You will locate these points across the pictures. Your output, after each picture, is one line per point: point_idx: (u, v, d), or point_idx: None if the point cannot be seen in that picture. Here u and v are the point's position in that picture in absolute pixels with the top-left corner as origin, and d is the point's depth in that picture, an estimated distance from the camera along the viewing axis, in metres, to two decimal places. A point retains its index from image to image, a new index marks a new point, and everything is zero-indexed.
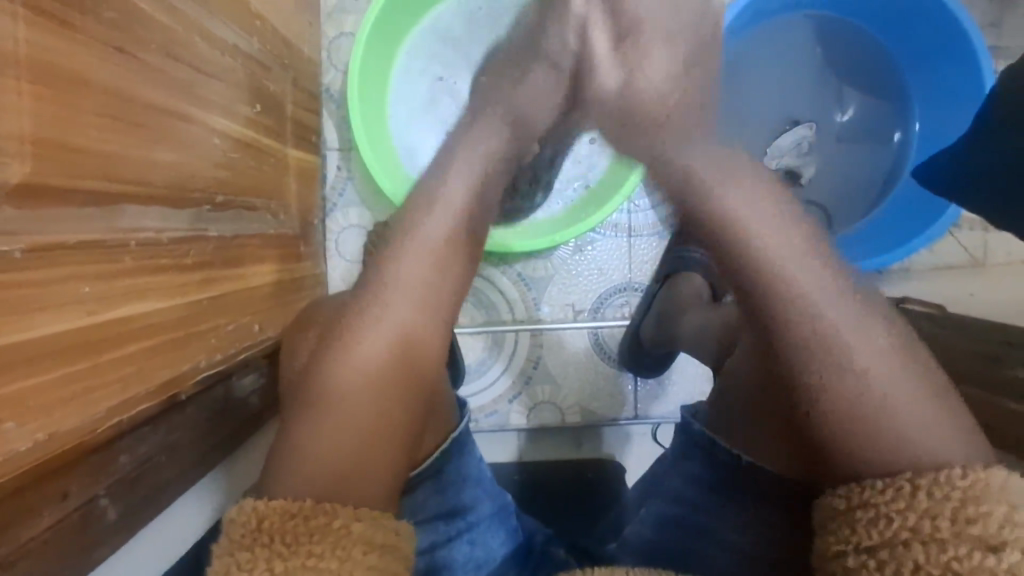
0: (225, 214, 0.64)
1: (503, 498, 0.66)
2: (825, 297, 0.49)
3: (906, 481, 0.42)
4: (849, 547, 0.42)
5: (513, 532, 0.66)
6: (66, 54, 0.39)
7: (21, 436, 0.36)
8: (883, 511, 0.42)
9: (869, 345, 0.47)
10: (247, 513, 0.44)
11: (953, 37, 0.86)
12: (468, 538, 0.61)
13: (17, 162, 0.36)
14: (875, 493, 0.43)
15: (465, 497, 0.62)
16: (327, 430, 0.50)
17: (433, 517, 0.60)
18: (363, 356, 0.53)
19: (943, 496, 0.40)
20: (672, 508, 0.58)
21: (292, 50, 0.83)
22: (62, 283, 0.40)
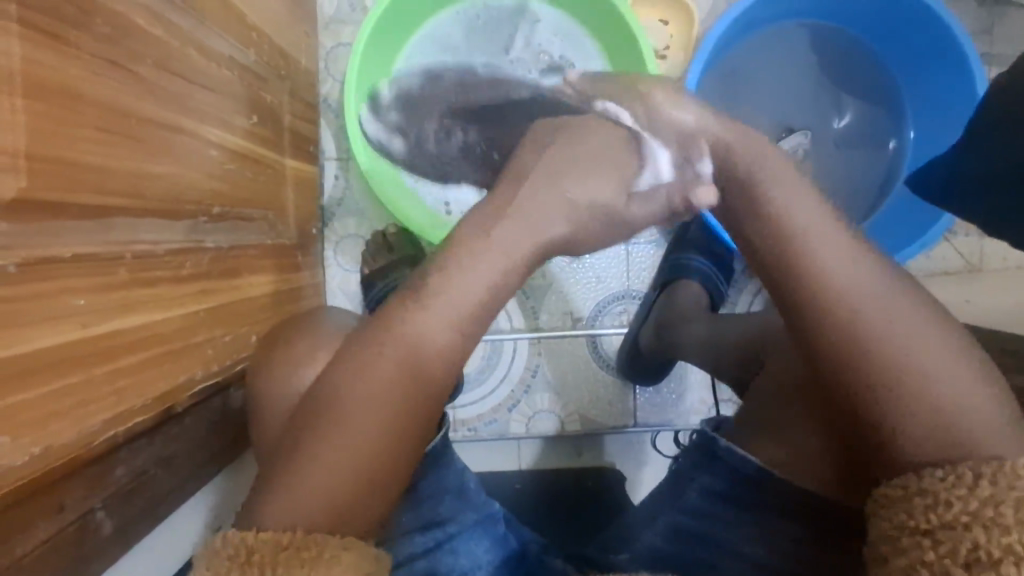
0: (222, 225, 0.64)
1: (489, 506, 0.64)
2: (875, 309, 0.45)
3: (968, 469, 0.40)
4: (904, 531, 0.41)
5: (501, 539, 0.63)
6: (61, 69, 0.39)
7: (18, 451, 0.36)
8: (943, 496, 0.40)
9: (930, 354, 0.43)
10: (233, 546, 0.42)
11: (944, 42, 0.86)
12: (449, 548, 0.60)
13: (13, 176, 0.36)
14: (935, 480, 0.40)
15: (443, 509, 0.61)
16: (310, 461, 0.47)
17: (411, 529, 0.60)
18: (378, 363, 0.49)
19: (1006, 485, 0.38)
20: (691, 522, 0.57)
21: (289, 61, 0.83)
22: (55, 296, 0.39)
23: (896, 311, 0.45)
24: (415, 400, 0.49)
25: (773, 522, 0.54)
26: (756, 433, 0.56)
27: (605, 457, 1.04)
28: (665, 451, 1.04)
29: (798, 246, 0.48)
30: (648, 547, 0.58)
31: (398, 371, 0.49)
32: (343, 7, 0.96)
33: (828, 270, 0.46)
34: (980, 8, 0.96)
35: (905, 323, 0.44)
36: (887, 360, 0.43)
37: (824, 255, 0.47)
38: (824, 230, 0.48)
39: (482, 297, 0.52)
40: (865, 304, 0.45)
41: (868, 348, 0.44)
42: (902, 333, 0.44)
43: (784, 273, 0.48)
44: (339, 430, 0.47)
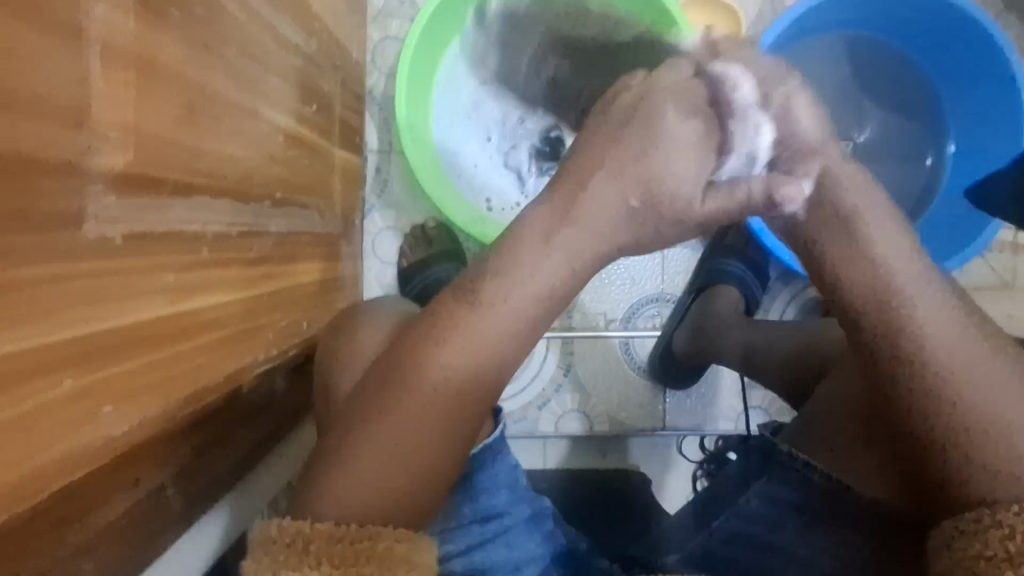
0: (282, 211, 0.64)
1: (538, 502, 0.65)
2: (945, 330, 0.44)
3: None
4: (982, 562, 0.39)
5: (550, 536, 0.63)
6: (163, 47, 0.40)
7: (115, 422, 0.37)
8: (1019, 527, 0.39)
9: (997, 383, 0.43)
10: (290, 534, 0.42)
11: (990, 59, 0.87)
12: (504, 540, 0.60)
13: (121, 150, 0.36)
14: (1010, 513, 0.39)
15: (498, 502, 0.61)
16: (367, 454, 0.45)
17: (467, 521, 0.59)
18: (441, 365, 0.47)
19: None
20: (750, 527, 0.58)
21: (342, 51, 0.83)
22: (150, 271, 0.40)
23: (965, 340, 0.44)
24: (480, 400, 0.47)
25: (836, 530, 0.54)
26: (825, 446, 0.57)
27: (628, 462, 1.04)
28: (691, 457, 1.04)
29: (862, 256, 0.47)
30: (698, 547, 0.60)
31: (463, 371, 0.47)
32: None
33: (893, 297, 0.45)
34: None
35: (971, 350, 0.43)
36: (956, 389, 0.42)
37: (897, 288, 0.46)
38: (891, 254, 0.47)
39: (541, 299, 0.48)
40: (936, 331, 0.44)
41: (939, 376, 0.43)
42: (970, 361, 0.43)
43: (851, 283, 0.47)
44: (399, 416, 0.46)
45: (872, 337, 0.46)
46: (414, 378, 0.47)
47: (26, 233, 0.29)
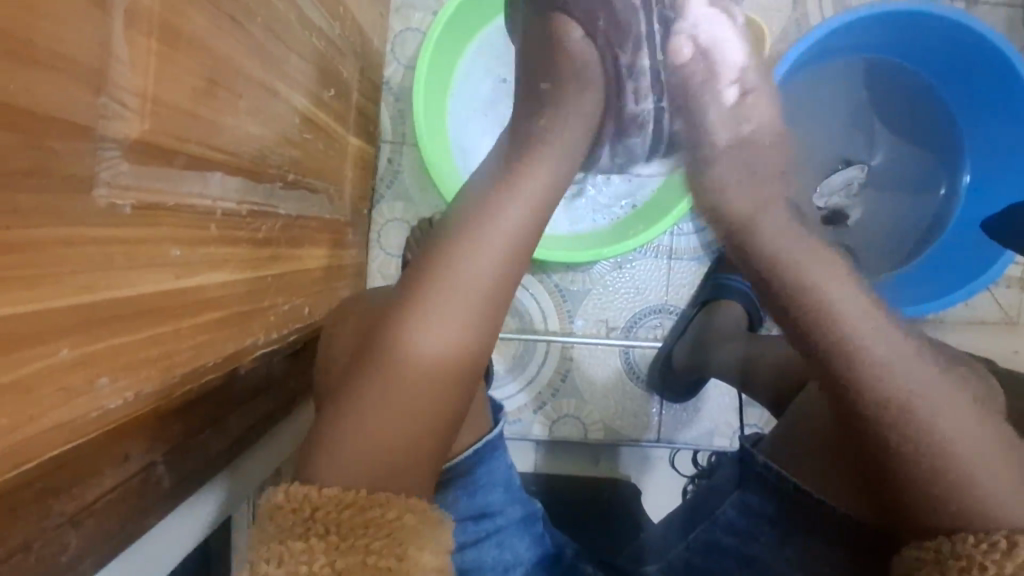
0: (293, 193, 0.63)
1: (531, 503, 0.63)
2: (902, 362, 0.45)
3: (1002, 536, 0.40)
4: None
5: (539, 538, 0.62)
6: (190, 17, 0.39)
7: (112, 393, 0.36)
8: (977, 560, 0.40)
9: (958, 412, 0.44)
10: (297, 500, 0.43)
11: (1014, 94, 0.86)
12: (496, 540, 0.59)
13: (137, 119, 0.36)
14: (969, 545, 0.40)
15: (494, 500, 0.60)
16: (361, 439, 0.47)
17: (462, 517, 0.58)
18: (428, 343, 0.49)
19: None
20: (728, 538, 0.57)
21: (364, 38, 0.83)
22: (158, 244, 0.39)
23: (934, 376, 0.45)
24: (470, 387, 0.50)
25: (819, 546, 0.52)
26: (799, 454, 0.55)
27: (621, 471, 1.04)
28: (683, 471, 1.04)
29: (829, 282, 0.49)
30: (679, 560, 0.59)
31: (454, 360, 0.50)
32: None
33: (864, 329, 0.47)
34: None
35: (939, 384, 0.45)
36: (930, 420, 0.44)
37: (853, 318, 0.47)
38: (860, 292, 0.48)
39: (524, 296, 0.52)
40: (908, 362, 0.46)
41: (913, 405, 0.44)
42: (940, 395, 0.45)
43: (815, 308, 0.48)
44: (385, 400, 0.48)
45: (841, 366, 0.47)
46: (395, 361, 0.49)
47: (36, 195, 0.29)
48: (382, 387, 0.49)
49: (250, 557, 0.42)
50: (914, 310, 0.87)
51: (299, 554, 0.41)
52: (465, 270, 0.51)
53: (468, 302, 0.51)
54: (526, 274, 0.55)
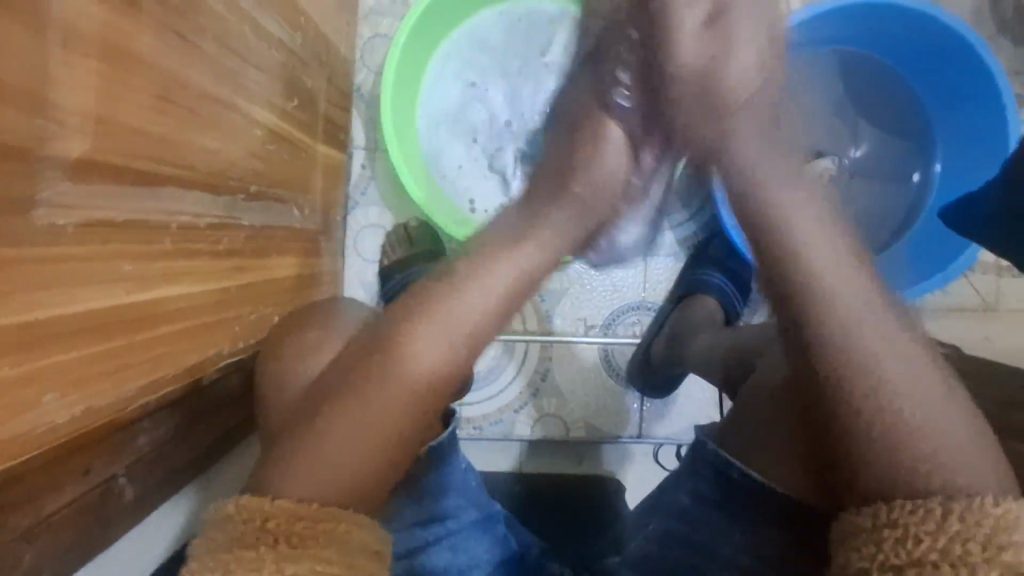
0: (257, 204, 0.64)
1: (491, 505, 0.64)
2: (884, 349, 0.49)
3: (938, 504, 0.42)
4: (872, 565, 0.42)
5: (501, 539, 0.63)
6: (132, 35, 0.39)
7: (61, 409, 0.37)
8: (912, 531, 0.41)
9: (917, 390, 0.47)
10: (250, 512, 0.43)
11: (978, 82, 0.87)
12: (448, 544, 0.61)
13: (78, 137, 0.36)
14: (905, 513, 0.42)
15: (447, 504, 0.62)
16: (315, 467, 0.47)
17: (410, 523, 0.62)
18: (415, 360, 0.52)
19: (975, 522, 0.40)
20: (675, 525, 0.60)
21: (330, 47, 0.83)
22: (106, 260, 0.40)
23: (903, 367, 0.48)
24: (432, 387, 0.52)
25: (770, 531, 0.56)
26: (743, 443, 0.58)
27: (604, 466, 1.04)
28: (665, 465, 1.04)
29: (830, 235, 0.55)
30: (637, 551, 0.62)
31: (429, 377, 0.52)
32: None
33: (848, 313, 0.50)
34: (1014, 48, 0.97)
35: (914, 367, 0.48)
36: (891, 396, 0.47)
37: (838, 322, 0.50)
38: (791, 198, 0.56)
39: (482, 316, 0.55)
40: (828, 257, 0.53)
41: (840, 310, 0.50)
42: (909, 389, 0.47)
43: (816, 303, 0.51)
44: (353, 412, 0.49)
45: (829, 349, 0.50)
46: (372, 379, 0.50)
47: None
48: (351, 406, 0.49)
49: (191, 565, 0.42)
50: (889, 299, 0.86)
51: (248, 564, 0.41)
52: (451, 296, 0.54)
53: (458, 328, 0.54)
54: (499, 287, 0.56)
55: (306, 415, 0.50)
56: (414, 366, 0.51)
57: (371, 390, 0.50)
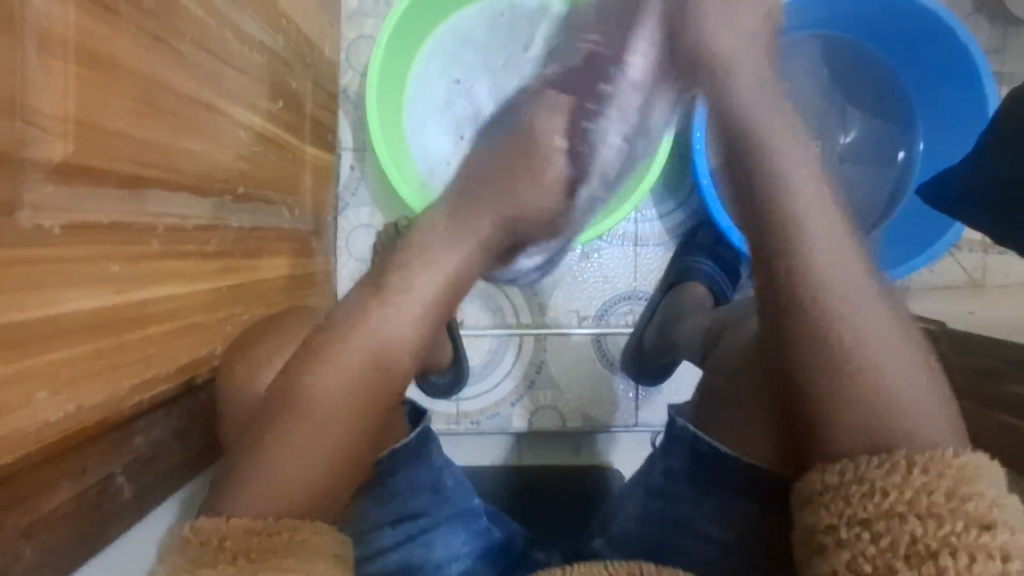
0: (245, 206, 0.65)
1: (467, 500, 0.65)
2: (868, 315, 0.47)
3: (902, 457, 0.42)
4: (840, 521, 0.42)
5: (481, 533, 0.64)
6: (109, 39, 0.40)
7: (52, 406, 0.37)
8: (879, 485, 0.42)
9: (904, 364, 0.46)
10: (206, 534, 0.44)
11: (956, 59, 0.87)
12: (422, 541, 0.62)
13: (61, 141, 0.37)
14: (873, 468, 0.43)
15: (416, 503, 0.63)
16: (273, 472, 0.48)
17: (381, 522, 0.62)
18: (365, 343, 0.53)
19: (937, 474, 0.41)
20: (668, 507, 0.61)
21: (314, 49, 0.84)
22: (94, 260, 0.41)
23: (892, 338, 0.47)
24: None
25: (747, 508, 0.58)
26: (716, 419, 0.60)
27: (602, 455, 1.05)
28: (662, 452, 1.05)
29: (810, 190, 0.50)
30: (621, 530, 0.62)
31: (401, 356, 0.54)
32: None
33: (838, 281, 0.48)
34: (992, 26, 0.98)
35: (898, 338, 0.47)
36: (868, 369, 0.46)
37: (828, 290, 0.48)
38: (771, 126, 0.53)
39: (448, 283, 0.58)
40: (799, 190, 0.51)
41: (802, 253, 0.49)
42: (891, 359, 0.46)
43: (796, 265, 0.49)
44: (303, 405, 0.50)
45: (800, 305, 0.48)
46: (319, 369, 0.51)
47: None
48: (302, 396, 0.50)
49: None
50: (874, 279, 0.88)
51: None
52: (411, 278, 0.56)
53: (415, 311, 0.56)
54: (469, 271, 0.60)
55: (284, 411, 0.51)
56: (386, 354, 0.54)
57: (319, 384, 0.51)
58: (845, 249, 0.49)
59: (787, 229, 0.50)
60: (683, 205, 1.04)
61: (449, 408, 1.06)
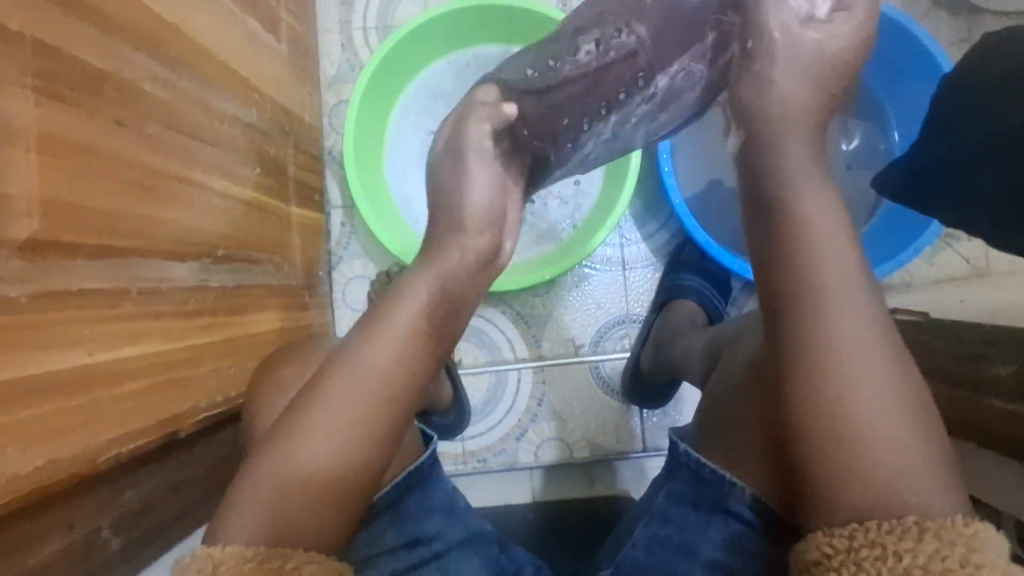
0: (226, 266, 0.69)
1: (479, 524, 0.67)
2: (853, 295, 0.47)
3: (912, 523, 0.42)
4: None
5: (495, 558, 0.65)
6: (71, 127, 0.45)
7: (25, 460, 0.41)
8: (892, 548, 0.41)
9: (869, 344, 0.47)
10: (202, 559, 0.44)
11: (916, 53, 0.88)
12: (436, 565, 0.63)
13: (25, 220, 0.41)
14: (881, 533, 0.42)
15: (429, 526, 0.64)
16: (264, 502, 0.49)
17: (394, 546, 0.62)
18: (369, 363, 0.53)
19: (950, 540, 0.40)
20: (658, 527, 0.60)
21: (293, 118, 0.91)
22: (65, 326, 0.45)
23: (869, 316, 0.47)
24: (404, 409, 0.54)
25: (731, 522, 0.56)
26: (711, 437, 0.59)
27: (616, 485, 1.03)
28: None
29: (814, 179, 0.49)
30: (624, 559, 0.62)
31: (377, 380, 0.53)
32: (343, 66, 1.04)
33: (825, 263, 0.47)
34: (953, 19, 0.99)
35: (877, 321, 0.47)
36: (837, 367, 0.46)
37: (812, 276, 0.47)
38: (813, 187, 0.49)
39: (409, 321, 0.55)
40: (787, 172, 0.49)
41: (799, 251, 0.48)
42: (861, 344, 0.46)
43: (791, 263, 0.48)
44: (298, 439, 0.51)
45: (777, 307, 0.49)
46: (320, 400, 0.52)
47: None
48: (302, 427, 0.51)
49: None
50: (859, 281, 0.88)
51: None
52: (388, 303, 0.56)
53: (395, 330, 0.54)
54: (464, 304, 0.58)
55: (256, 453, 0.52)
56: (373, 378, 0.53)
57: (319, 414, 0.52)
58: (836, 221, 0.49)
59: (782, 214, 0.49)
60: (665, 225, 1.06)
61: (456, 448, 1.06)
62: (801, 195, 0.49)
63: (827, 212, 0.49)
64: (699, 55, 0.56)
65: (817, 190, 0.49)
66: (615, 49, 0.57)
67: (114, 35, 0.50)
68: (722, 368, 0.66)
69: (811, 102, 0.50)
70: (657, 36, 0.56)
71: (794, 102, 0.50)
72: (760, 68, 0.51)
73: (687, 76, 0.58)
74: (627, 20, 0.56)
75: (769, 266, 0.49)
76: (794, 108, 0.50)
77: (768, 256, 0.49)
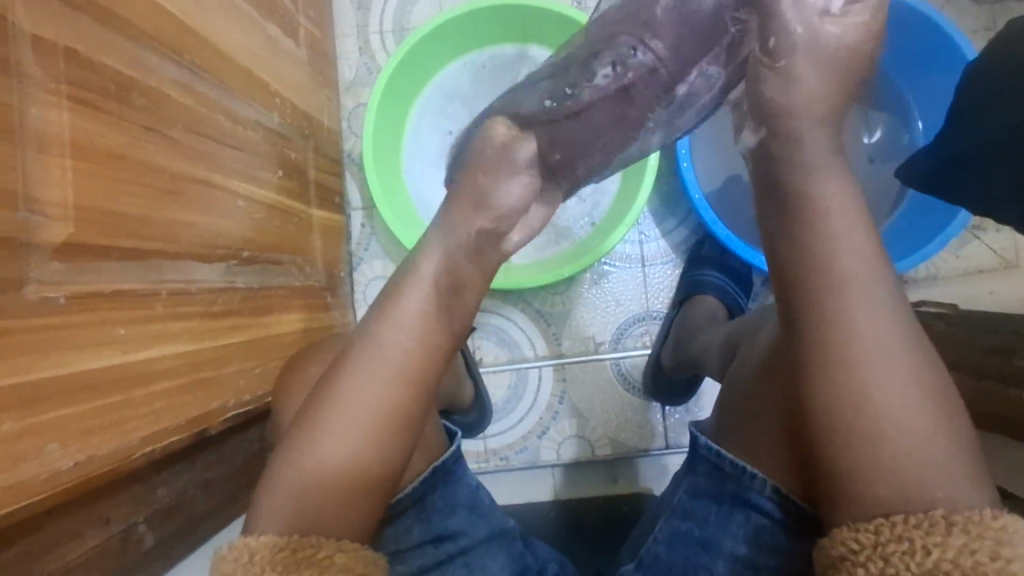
0: (250, 268, 0.70)
1: (503, 520, 0.68)
2: (873, 286, 0.47)
3: (941, 516, 0.42)
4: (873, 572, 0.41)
5: (518, 555, 0.66)
6: (101, 133, 0.46)
7: (65, 456, 0.42)
8: (920, 543, 0.41)
9: (892, 334, 0.46)
10: (237, 550, 0.46)
11: (937, 39, 0.86)
12: (462, 561, 0.64)
13: (60, 224, 0.43)
14: (909, 527, 0.42)
15: (454, 523, 0.64)
16: (291, 495, 0.50)
17: (421, 542, 0.63)
18: (387, 355, 0.54)
19: (979, 534, 0.40)
20: (682, 523, 0.60)
21: (313, 122, 0.92)
22: (99, 327, 0.46)
23: (890, 307, 0.46)
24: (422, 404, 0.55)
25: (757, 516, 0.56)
26: (731, 430, 0.59)
27: (638, 482, 1.03)
28: None
29: (832, 167, 0.48)
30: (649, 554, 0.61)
31: (395, 373, 0.54)
32: (361, 69, 1.05)
33: (844, 254, 0.47)
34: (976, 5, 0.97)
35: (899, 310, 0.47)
36: (857, 360, 0.46)
37: (830, 269, 0.47)
38: (832, 179, 0.47)
39: (423, 317, 0.55)
40: (809, 165, 0.47)
41: (816, 242, 0.47)
42: (884, 336, 0.46)
43: (806, 255, 0.47)
44: (319, 432, 0.52)
45: (796, 298, 0.48)
46: (338, 392, 0.53)
47: None
48: (325, 419, 0.52)
49: None
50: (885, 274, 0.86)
51: None
52: (397, 298, 0.56)
53: (411, 321, 0.55)
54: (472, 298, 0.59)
55: (280, 450, 0.53)
56: (390, 370, 0.53)
57: (341, 407, 0.52)
58: (853, 209, 0.48)
59: (797, 205, 0.48)
60: (684, 221, 1.05)
61: (477, 447, 1.07)
62: (820, 184, 0.47)
63: (847, 201, 0.48)
64: (716, 56, 0.55)
65: (833, 180, 0.48)
66: (634, 68, 0.56)
67: (141, 44, 0.51)
68: (741, 361, 0.66)
69: (835, 90, 0.47)
70: (674, 47, 0.55)
71: (817, 98, 0.47)
72: (786, 65, 0.47)
73: (704, 79, 0.57)
74: (641, 38, 0.55)
75: (782, 260, 0.49)
76: (816, 101, 0.47)
77: (783, 247, 0.49)
